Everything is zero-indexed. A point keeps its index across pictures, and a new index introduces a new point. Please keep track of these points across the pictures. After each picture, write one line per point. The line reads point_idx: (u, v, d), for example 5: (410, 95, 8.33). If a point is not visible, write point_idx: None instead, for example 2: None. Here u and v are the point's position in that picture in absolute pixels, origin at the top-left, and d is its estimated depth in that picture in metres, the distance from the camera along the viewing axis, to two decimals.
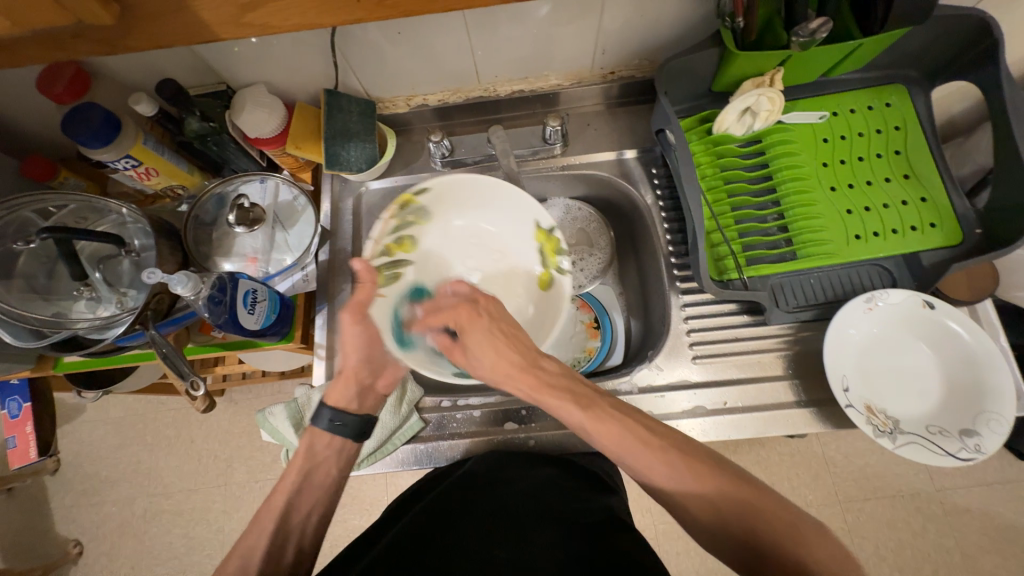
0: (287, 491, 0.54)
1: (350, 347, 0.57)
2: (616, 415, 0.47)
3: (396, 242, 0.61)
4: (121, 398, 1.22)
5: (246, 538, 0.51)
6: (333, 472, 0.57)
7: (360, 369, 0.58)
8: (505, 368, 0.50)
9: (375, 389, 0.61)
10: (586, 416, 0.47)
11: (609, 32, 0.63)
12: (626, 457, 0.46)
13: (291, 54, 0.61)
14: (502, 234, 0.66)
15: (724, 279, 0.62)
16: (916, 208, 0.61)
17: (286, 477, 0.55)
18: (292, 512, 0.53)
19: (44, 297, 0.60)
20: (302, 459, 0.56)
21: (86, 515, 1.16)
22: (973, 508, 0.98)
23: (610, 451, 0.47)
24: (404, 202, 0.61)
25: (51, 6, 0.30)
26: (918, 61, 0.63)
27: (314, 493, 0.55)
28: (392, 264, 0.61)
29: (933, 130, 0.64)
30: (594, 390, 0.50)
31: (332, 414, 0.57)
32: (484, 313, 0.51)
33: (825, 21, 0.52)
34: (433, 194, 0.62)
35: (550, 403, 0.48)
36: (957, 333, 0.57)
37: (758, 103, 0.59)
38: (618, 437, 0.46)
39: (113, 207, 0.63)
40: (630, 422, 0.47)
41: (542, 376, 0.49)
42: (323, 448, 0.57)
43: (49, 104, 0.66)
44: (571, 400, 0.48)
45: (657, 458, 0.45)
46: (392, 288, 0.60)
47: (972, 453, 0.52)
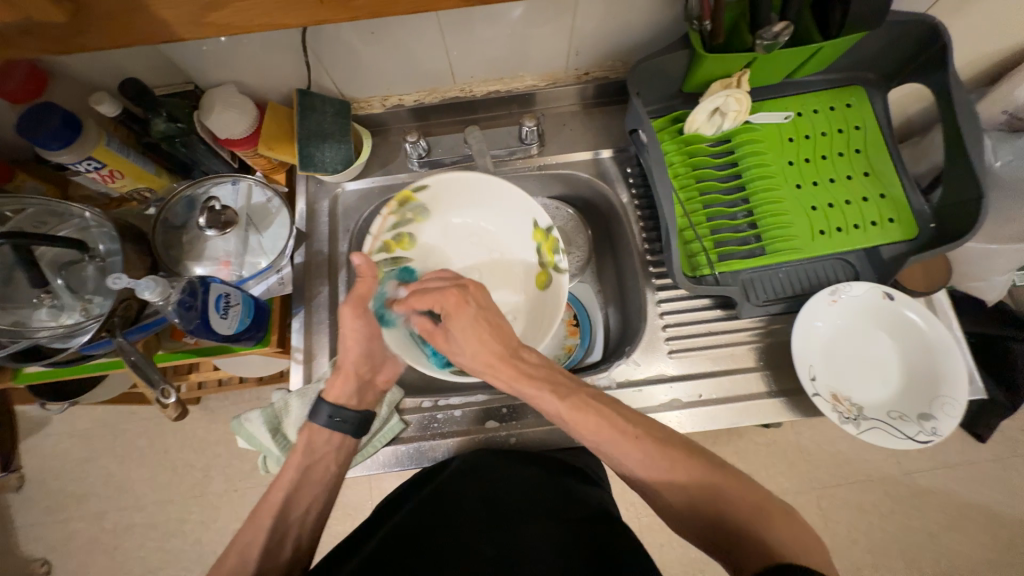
0: (285, 488, 0.54)
1: (351, 340, 0.57)
2: (595, 403, 0.50)
3: (394, 238, 0.66)
4: (89, 409, 1.18)
5: (240, 537, 0.50)
6: (333, 468, 0.57)
7: (359, 365, 0.58)
8: (485, 357, 0.53)
9: (375, 384, 0.61)
10: (564, 406, 0.49)
11: (582, 34, 0.64)
12: (600, 440, 0.48)
13: (260, 53, 0.60)
14: (500, 234, 0.68)
15: (698, 274, 0.64)
16: (876, 204, 0.64)
17: (285, 473, 0.54)
18: (290, 509, 0.53)
19: (1, 305, 0.57)
20: (301, 455, 0.55)
21: (53, 532, 1.11)
22: (936, 489, 1.03)
23: (586, 438, 0.49)
24: (404, 200, 0.65)
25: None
26: (875, 64, 0.66)
27: (313, 489, 0.55)
28: (391, 261, 0.66)
29: (891, 129, 0.67)
30: (572, 379, 0.53)
31: (332, 410, 0.57)
32: (470, 303, 0.54)
33: (787, 25, 0.54)
34: (432, 193, 0.66)
35: (528, 390, 0.51)
36: (914, 322, 0.60)
37: (727, 104, 0.61)
38: (590, 424, 0.48)
39: (75, 210, 0.61)
40: (606, 410, 0.49)
41: (521, 365, 0.53)
42: (323, 443, 0.57)
43: (2, 103, 0.63)
44: (549, 387, 0.51)
45: (631, 444, 0.47)
46: (389, 285, 0.64)
47: (929, 435, 0.55)
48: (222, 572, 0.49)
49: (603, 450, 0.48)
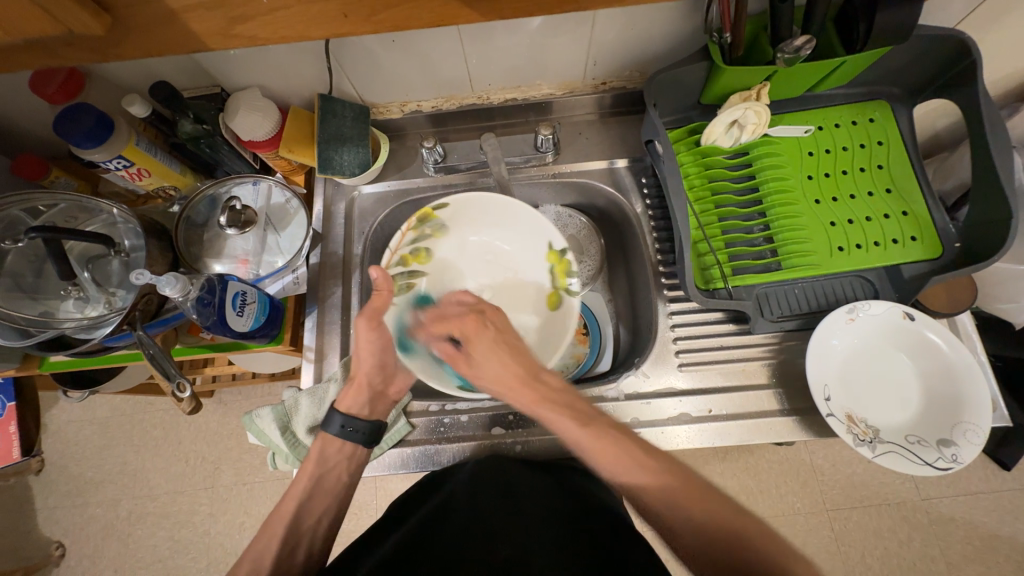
0: (299, 496, 0.57)
1: (364, 351, 0.58)
2: (614, 433, 0.48)
3: (413, 252, 0.67)
4: (108, 398, 1.21)
5: (259, 539, 0.54)
6: (343, 477, 0.59)
7: (371, 375, 0.60)
8: (504, 379, 0.53)
9: (387, 395, 0.62)
10: (583, 433, 0.48)
11: (601, 43, 0.64)
12: (612, 473, 0.47)
13: (284, 59, 0.62)
14: (516, 255, 0.69)
15: (710, 288, 0.63)
16: (898, 222, 0.62)
17: (298, 481, 0.57)
18: (303, 516, 0.56)
19: (31, 296, 0.60)
20: (313, 465, 0.58)
21: (70, 517, 1.15)
22: (957, 517, 0.99)
23: (602, 472, 0.47)
24: (425, 216, 0.66)
25: (40, 15, 0.30)
26: (900, 78, 0.65)
27: (325, 499, 0.58)
28: (407, 274, 0.66)
29: (915, 145, 0.65)
30: (592, 408, 0.52)
31: (343, 420, 0.59)
32: (488, 325, 0.55)
33: (809, 39, 0.53)
34: (451, 212, 0.67)
35: (546, 415, 0.51)
36: (936, 345, 0.59)
37: (745, 117, 0.61)
38: (610, 456, 0.46)
39: (104, 207, 0.63)
40: (625, 440, 0.48)
41: (542, 390, 0.52)
42: (334, 453, 0.59)
43: (41, 104, 0.66)
44: (567, 414, 0.50)
45: (647, 472, 0.45)
46: (403, 297, 0.65)
47: (949, 462, 0.54)
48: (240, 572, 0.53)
49: (616, 480, 0.47)
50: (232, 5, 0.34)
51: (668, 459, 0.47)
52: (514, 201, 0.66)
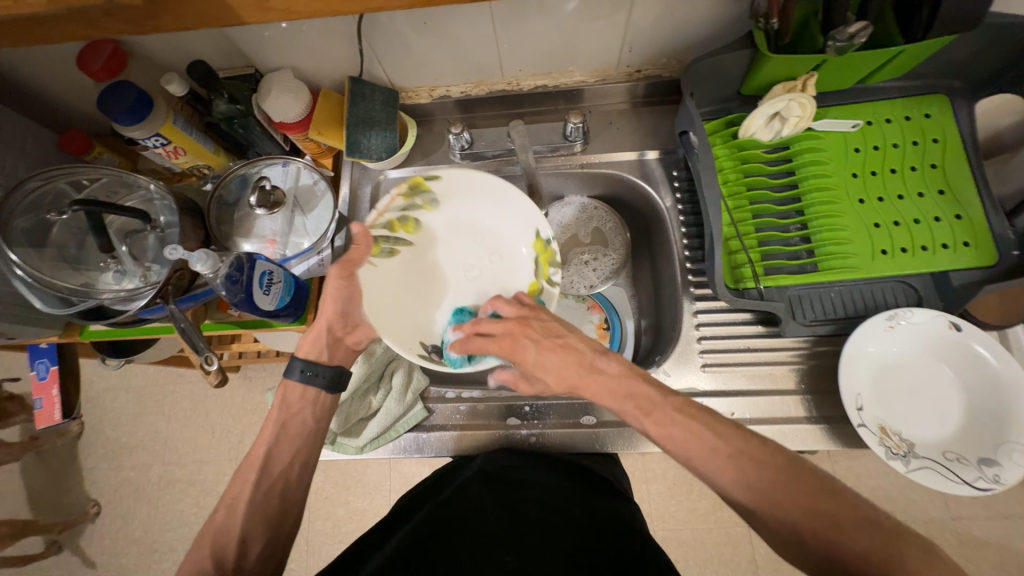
0: (266, 441, 0.55)
1: (329, 299, 0.60)
2: (677, 416, 0.46)
3: (400, 220, 0.64)
4: (143, 367, 1.27)
5: (230, 488, 0.52)
6: (310, 421, 0.58)
7: (333, 322, 0.60)
8: (569, 378, 0.51)
9: (345, 343, 0.62)
10: (650, 422, 0.47)
11: (639, 28, 0.62)
12: (691, 461, 0.45)
13: (317, 40, 0.62)
14: (503, 239, 0.67)
15: (740, 287, 0.61)
16: (949, 226, 0.58)
17: (264, 429, 0.56)
18: (272, 461, 0.54)
19: (73, 267, 0.63)
20: (278, 411, 0.57)
21: (105, 478, 1.21)
22: (988, 539, 0.95)
23: (679, 456, 0.46)
24: (416, 185, 0.64)
25: None
26: (960, 71, 0.60)
27: (293, 443, 0.56)
28: (391, 239, 0.64)
29: (975, 143, 0.61)
30: (652, 387, 0.49)
31: (304, 366, 0.58)
32: (525, 337, 0.53)
33: (865, 26, 0.50)
34: (445, 185, 0.65)
35: (614, 407, 0.50)
36: (983, 357, 0.55)
37: (788, 109, 0.58)
38: (684, 441, 0.45)
39: (142, 183, 0.66)
40: (691, 423, 0.46)
41: (603, 380, 0.50)
42: (297, 399, 0.58)
43: (86, 81, 0.68)
44: (631, 404, 0.49)
45: (725, 461, 0.43)
46: (384, 261, 0.63)
47: (990, 483, 0.51)
48: (213, 524, 0.51)
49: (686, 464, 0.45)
50: None
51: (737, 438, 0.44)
52: (508, 184, 0.64)
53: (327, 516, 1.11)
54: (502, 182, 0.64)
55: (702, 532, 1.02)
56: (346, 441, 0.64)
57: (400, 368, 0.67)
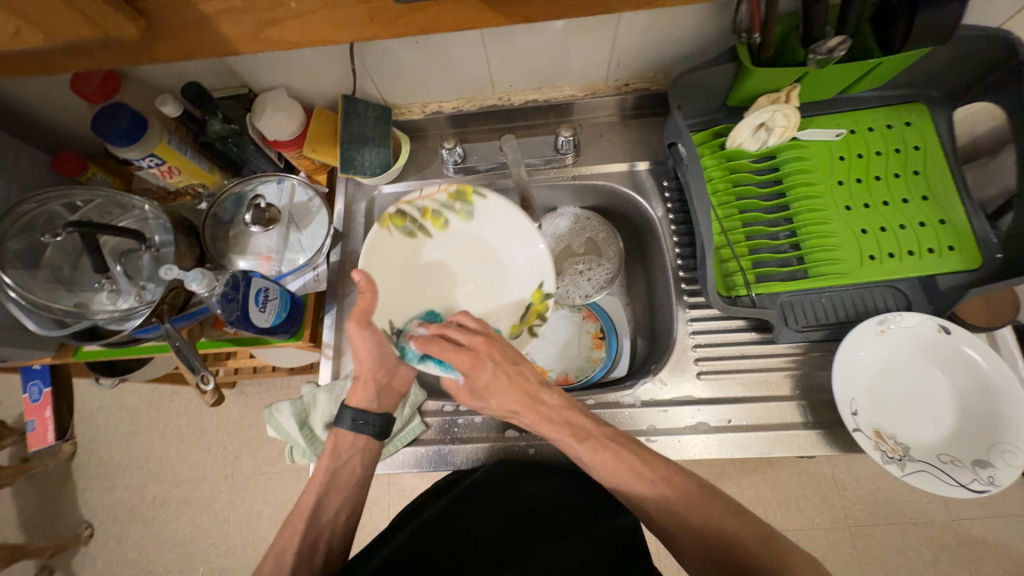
0: (316, 490, 0.59)
1: (361, 351, 0.59)
2: (611, 444, 0.51)
3: (434, 212, 0.65)
4: (137, 385, 1.26)
5: (281, 537, 0.56)
6: (358, 468, 0.60)
7: (375, 372, 0.60)
8: (512, 404, 0.53)
9: (393, 387, 0.63)
10: (583, 448, 0.51)
11: (625, 44, 0.63)
12: (616, 479, 0.50)
13: (310, 60, 0.63)
14: (510, 278, 0.66)
15: (733, 295, 0.61)
16: (934, 231, 0.60)
17: (315, 478, 0.59)
18: (322, 510, 0.58)
19: (68, 287, 0.63)
20: (328, 459, 0.60)
21: (99, 499, 1.20)
22: (989, 540, 0.95)
23: (604, 480, 0.51)
24: (464, 193, 0.64)
25: (81, 23, 0.31)
26: (939, 80, 0.62)
27: (341, 493, 0.59)
28: (416, 224, 0.64)
29: (955, 150, 0.62)
30: (591, 419, 0.53)
31: (354, 415, 0.60)
32: (486, 361, 0.51)
33: (843, 40, 0.51)
34: (488, 205, 0.64)
35: (548, 433, 0.53)
36: (972, 360, 0.56)
37: (773, 120, 0.59)
38: (606, 463, 0.50)
39: (136, 203, 0.66)
40: (619, 449, 0.51)
41: (544, 411, 0.53)
42: (346, 446, 0.61)
43: (80, 103, 0.69)
44: (568, 432, 0.52)
45: (645, 484, 0.50)
46: (398, 234, 0.63)
47: (985, 485, 0.51)
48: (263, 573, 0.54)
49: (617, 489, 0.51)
50: (260, 9, 0.34)
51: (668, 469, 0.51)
52: (535, 229, 0.63)
53: None
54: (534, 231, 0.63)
55: None
56: None
57: None
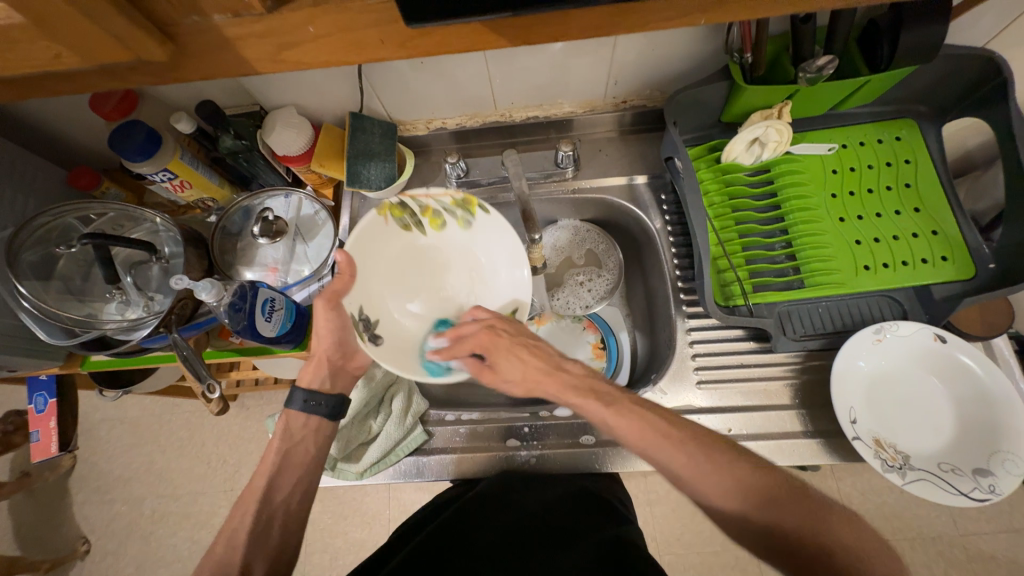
0: (266, 472, 0.56)
1: (325, 331, 0.60)
2: (634, 409, 0.50)
3: (433, 211, 0.64)
4: (139, 398, 1.26)
5: (231, 518, 0.53)
6: (311, 451, 0.59)
7: (331, 353, 0.62)
8: (535, 374, 0.54)
9: (346, 370, 0.64)
10: (608, 412, 0.50)
11: (623, 63, 0.66)
12: (649, 448, 0.48)
13: (320, 79, 0.65)
14: (487, 294, 0.66)
15: (730, 304, 0.62)
16: (927, 241, 0.61)
17: (266, 457, 0.57)
18: (273, 492, 0.55)
19: (78, 298, 0.64)
20: (279, 441, 0.58)
21: (97, 512, 1.19)
22: (999, 555, 0.94)
23: (634, 447, 0.49)
24: (469, 203, 0.64)
25: (117, 48, 0.33)
26: (926, 97, 0.64)
27: (295, 474, 0.57)
28: (415, 219, 0.64)
29: (944, 164, 0.64)
30: (614, 388, 0.54)
31: (306, 395, 0.60)
32: (503, 332, 0.56)
33: (831, 59, 0.53)
34: (489, 220, 0.64)
35: (576, 402, 0.52)
36: (969, 367, 0.56)
37: (766, 135, 0.61)
38: (640, 430, 0.48)
39: (148, 216, 0.68)
40: (645, 414, 0.50)
41: (566, 378, 0.54)
42: (300, 427, 0.60)
43: (98, 121, 0.71)
44: (591, 397, 0.52)
45: (678, 449, 0.47)
46: (395, 222, 0.63)
47: (986, 493, 0.51)
48: (212, 557, 0.51)
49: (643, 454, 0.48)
50: (281, 33, 0.35)
51: (690, 429, 0.49)
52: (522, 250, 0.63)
53: (324, 549, 1.09)
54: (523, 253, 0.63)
55: (707, 555, 1.00)
56: (346, 466, 0.64)
57: (400, 392, 0.68)
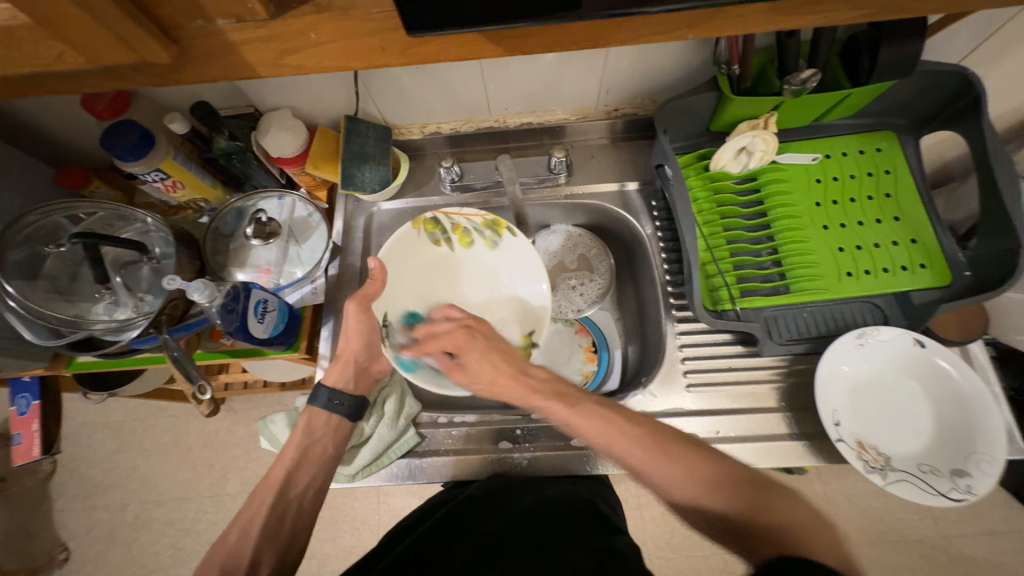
0: (286, 465, 0.57)
1: (352, 333, 0.60)
2: (596, 408, 0.52)
3: (464, 229, 0.68)
4: (123, 401, 1.24)
5: (244, 511, 0.54)
6: (330, 449, 0.60)
7: (358, 353, 0.61)
8: (502, 379, 0.56)
9: (370, 372, 0.64)
10: (573, 412, 0.52)
11: (615, 73, 0.67)
12: (608, 444, 0.50)
13: (316, 82, 0.66)
14: (506, 311, 0.69)
15: (718, 309, 0.64)
16: (906, 249, 0.63)
17: (285, 452, 0.57)
18: (290, 485, 0.56)
19: (66, 298, 0.63)
20: (301, 435, 0.59)
21: (77, 519, 1.16)
22: (979, 557, 0.96)
23: (596, 443, 0.51)
24: (497, 225, 0.67)
25: (120, 46, 0.33)
26: (906, 110, 0.66)
27: (311, 469, 0.58)
28: (444, 235, 0.68)
29: (923, 175, 0.66)
30: (579, 389, 0.55)
31: (330, 393, 0.60)
32: (476, 336, 0.58)
33: (815, 72, 0.55)
34: (518, 243, 0.67)
35: (541, 404, 0.54)
36: (946, 371, 0.58)
37: (753, 144, 0.63)
38: (597, 425, 0.51)
39: (139, 216, 0.67)
40: (608, 414, 0.52)
41: (531, 382, 0.55)
42: (320, 424, 0.60)
43: (89, 120, 0.71)
44: (557, 399, 0.54)
45: (636, 443, 0.49)
46: (425, 235, 0.67)
47: (963, 493, 0.53)
48: (224, 547, 0.52)
49: (602, 450, 0.51)
50: (283, 38, 0.36)
51: (645, 423, 0.51)
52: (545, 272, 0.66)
53: (311, 555, 1.08)
54: (544, 274, 0.66)
55: (696, 559, 1.01)
56: (339, 469, 0.64)
57: (393, 394, 0.68)
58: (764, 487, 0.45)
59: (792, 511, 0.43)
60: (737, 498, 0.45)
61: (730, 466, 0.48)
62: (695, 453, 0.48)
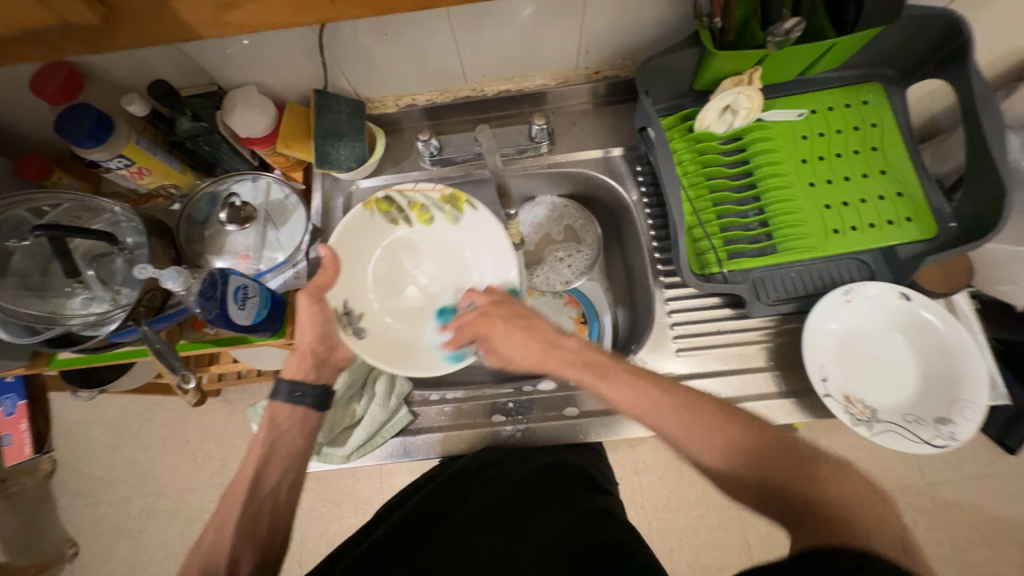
0: (255, 463, 0.55)
1: (307, 322, 0.59)
2: (629, 377, 0.51)
3: (421, 207, 0.68)
4: (117, 398, 1.23)
5: (217, 514, 0.53)
6: (299, 441, 0.58)
7: (315, 344, 0.60)
8: (535, 354, 0.55)
9: (332, 362, 0.62)
10: (604, 385, 0.51)
11: (594, 31, 0.64)
12: (644, 417, 0.49)
13: (280, 55, 0.62)
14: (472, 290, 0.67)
15: (706, 272, 0.63)
16: (892, 204, 0.63)
17: (252, 451, 0.56)
18: (261, 483, 0.55)
19: (38, 294, 0.61)
20: (266, 432, 0.57)
21: (82, 516, 1.17)
22: (962, 501, 1.00)
23: (631, 415, 0.50)
24: (456, 199, 0.66)
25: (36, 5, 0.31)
26: (892, 60, 0.65)
27: (282, 462, 0.57)
28: (403, 215, 0.68)
29: (909, 127, 0.65)
30: (611, 357, 0.53)
31: (290, 387, 0.59)
32: (496, 318, 0.57)
33: (799, 22, 0.53)
34: (477, 215, 0.66)
35: (574, 377, 0.53)
36: (931, 323, 0.59)
37: (737, 102, 0.61)
38: (636, 400, 0.49)
39: (106, 206, 0.65)
40: (641, 383, 0.50)
41: (564, 356, 0.54)
42: (285, 417, 0.59)
43: (43, 105, 0.67)
44: (589, 372, 0.53)
45: (675, 414, 0.47)
46: (381, 216, 0.67)
47: (946, 440, 0.54)
48: (200, 549, 0.51)
49: (641, 420, 0.50)
50: None
51: (679, 392, 0.49)
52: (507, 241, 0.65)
53: (319, 536, 1.10)
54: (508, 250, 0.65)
55: (693, 519, 1.04)
56: (333, 451, 0.64)
57: (383, 375, 0.68)
58: (810, 457, 0.44)
59: (838, 478, 0.42)
60: (772, 466, 0.43)
61: (765, 432, 0.45)
62: (735, 421, 0.46)
